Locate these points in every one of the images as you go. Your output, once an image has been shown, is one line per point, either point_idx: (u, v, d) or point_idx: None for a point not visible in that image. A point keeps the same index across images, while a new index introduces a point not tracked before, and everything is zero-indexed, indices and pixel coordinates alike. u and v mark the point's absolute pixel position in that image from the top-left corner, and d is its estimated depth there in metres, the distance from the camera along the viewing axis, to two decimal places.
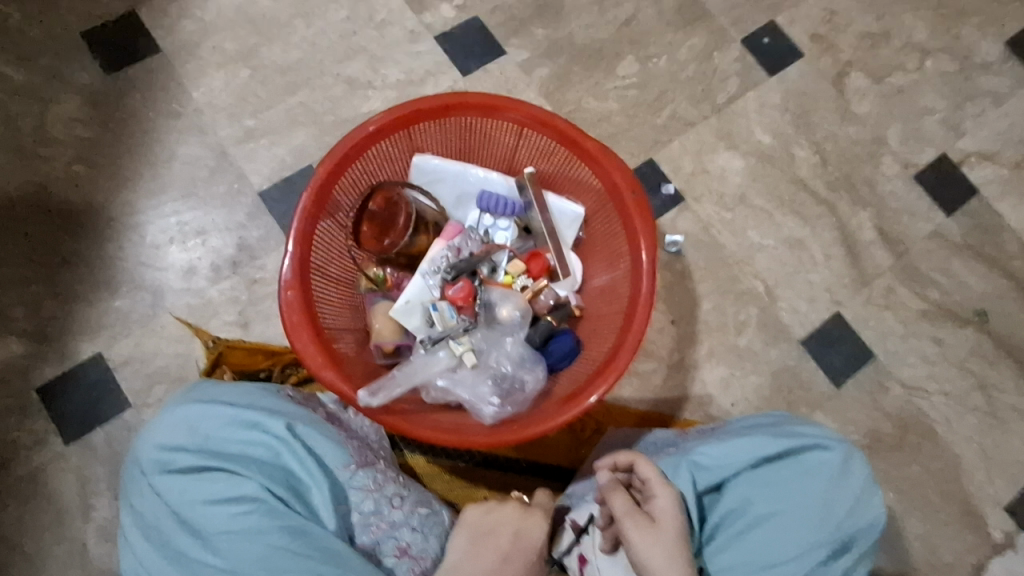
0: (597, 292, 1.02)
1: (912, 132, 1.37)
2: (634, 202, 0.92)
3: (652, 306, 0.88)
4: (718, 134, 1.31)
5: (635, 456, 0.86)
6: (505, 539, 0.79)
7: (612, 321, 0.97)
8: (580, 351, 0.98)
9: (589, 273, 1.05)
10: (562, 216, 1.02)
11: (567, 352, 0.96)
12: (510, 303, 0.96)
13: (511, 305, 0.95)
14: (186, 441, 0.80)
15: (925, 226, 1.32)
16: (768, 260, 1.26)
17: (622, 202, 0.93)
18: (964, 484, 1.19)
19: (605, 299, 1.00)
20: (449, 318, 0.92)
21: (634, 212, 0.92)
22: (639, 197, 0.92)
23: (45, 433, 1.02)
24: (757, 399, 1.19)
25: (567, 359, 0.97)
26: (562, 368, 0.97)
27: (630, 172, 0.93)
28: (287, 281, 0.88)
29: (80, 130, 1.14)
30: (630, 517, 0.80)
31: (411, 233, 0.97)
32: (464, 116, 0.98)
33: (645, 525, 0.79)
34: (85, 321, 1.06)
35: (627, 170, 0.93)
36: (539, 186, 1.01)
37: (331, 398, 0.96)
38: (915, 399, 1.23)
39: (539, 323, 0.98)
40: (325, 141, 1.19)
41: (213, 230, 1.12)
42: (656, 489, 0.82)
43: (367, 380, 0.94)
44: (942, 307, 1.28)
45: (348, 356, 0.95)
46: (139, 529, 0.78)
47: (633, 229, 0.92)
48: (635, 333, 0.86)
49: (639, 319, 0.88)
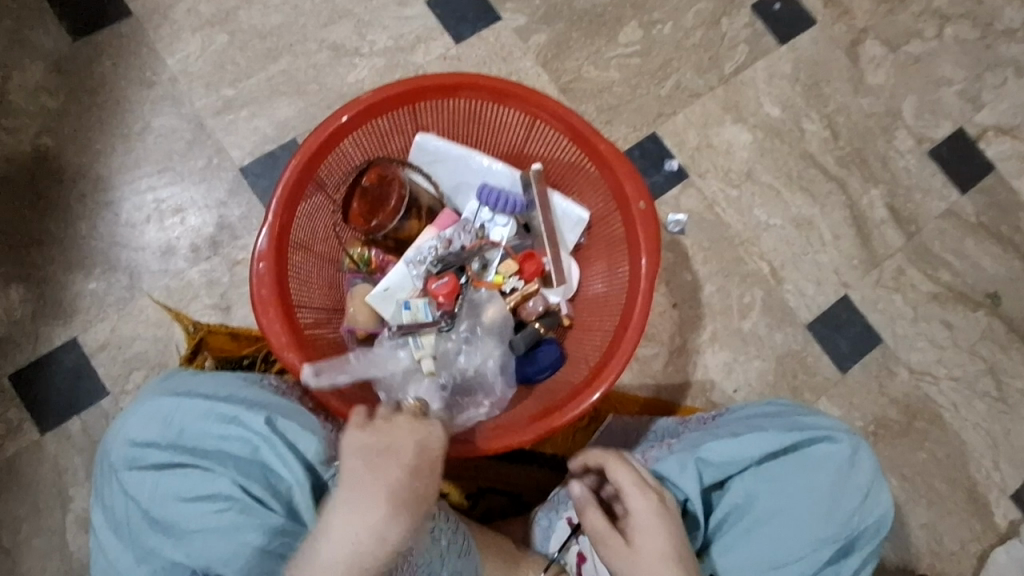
0: (589, 301, 0.98)
1: (929, 104, 1.30)
2: (640, 211, 0.90)
3: (646, 323, 0.85)
4: (725, 106, 1.25)
5: (604, 458, 0.80)
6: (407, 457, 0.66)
7: (603, 332, 0.93)
8: (562, 363, 0.94)
9: (586, 277, 1.01)
10: (562, 219, 0.98)
11: (551, 363, 0.92)
12: (495, 306, 0.91)
13: (494, 308, 0.91)
14: (158, 436, 0.76)
15: (938, 205, 1.27)
16: (774, 240, 1.21)
17: (628, 210, 0.91)
18: (970, 471, 1.17)
19: (598, 310, 0.96)
20: (422, 315, 0.89)
21: (639, 222, 0.89)
22: (645, 206, 0.90)
23: (19, 421, 0.97)
24: (760, 384, 1.15)
25: (549, 370, 0.92)
26: (542, 379, 0.93)
27: (639, 180, 0.90)
28: (260, 252, 0.84)
29: (46, 100, 1.07)
30: (613, 551, 0.74)
31: (401, 216, 0.96)
32: (473, 98, 0.95)
33: (622, 552, 0.73)
34: (58, 304, 1.01)
35: (640, 179, 0.91)
36: (545, 184, 0.97)
37: None
38: (922, 384, 1.19)
39: (525, 329, 0.92)
40: (309, 112, 1.12)
41: (191, 208, 1.06)
42: (630, 498, 0.76)
43: None
44: (953, 290, 1.23)
45: (318, 340, 0.90)
46: (111, 527, 0.75)
47: (636, 238, 0.90)
48: (625, 350, 0.83)
49: (630, 336, 0.84)
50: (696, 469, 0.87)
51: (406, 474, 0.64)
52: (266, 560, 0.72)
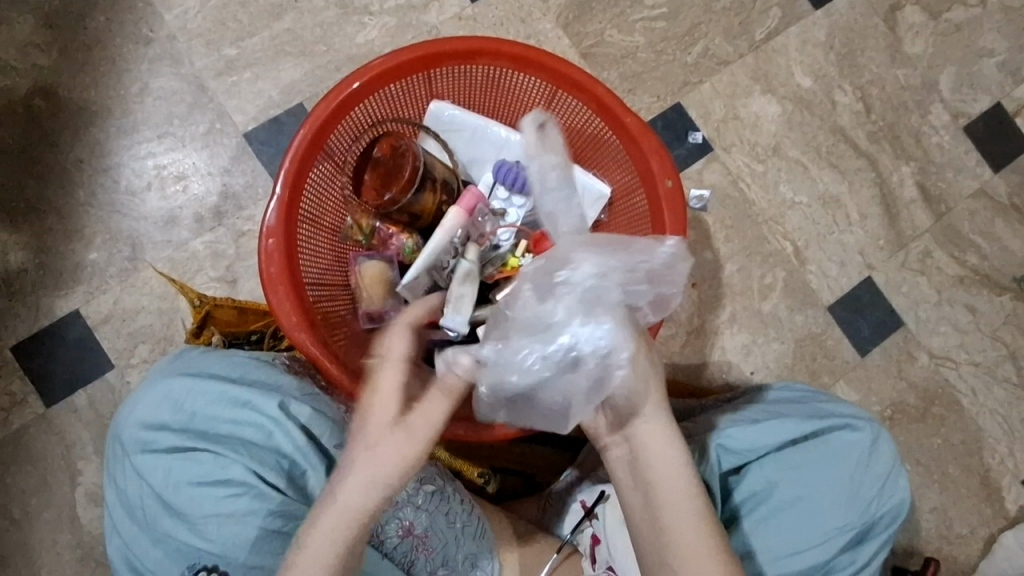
0: None
1: (967, 77, 1.24)
2: (668, 191, 0.86)
3: None
4: (754, 75, 1.18)
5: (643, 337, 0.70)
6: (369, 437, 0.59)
7: None
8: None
9: None
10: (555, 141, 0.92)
11: None
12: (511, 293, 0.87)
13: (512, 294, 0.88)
14: (169, 419, 0.74)
15: (970, 183, 1.22)
16: (799, 219, 1.17)
17: (655, 191, 0.87)
18: (984, 456, 1.15)
19: None
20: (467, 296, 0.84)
21: (666, 204, 0.86)
22: (673, 186, 0.86)
23: (23, 393, 0.95)
24: (778, 366, 1.13)
25: None
26: None
27: (668, 160, 0.86)
28: (269, 227, 0.81)
29: (38, 57, 1.01)
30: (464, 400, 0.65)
31: (416, 190, 0.87)
32: (492, 65, 0.90)
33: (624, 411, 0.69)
34: (58, 274, 0.98)
35: (665, 155, 0.87)
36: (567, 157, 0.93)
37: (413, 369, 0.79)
38: (942, 368, 1.17)
39: None
40: (317, 75, 1.06)
41: (194, 175, 1.02)
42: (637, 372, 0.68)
43: (344, 348, 0.88)
44: (980, 272, 1.19)
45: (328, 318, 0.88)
46: (123, 509, 0.74)
47: (662, 221, 0.86)
48: None
49: None
50: (716, 455, 0.86)
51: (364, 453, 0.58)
52: (281, 545, 0.70)
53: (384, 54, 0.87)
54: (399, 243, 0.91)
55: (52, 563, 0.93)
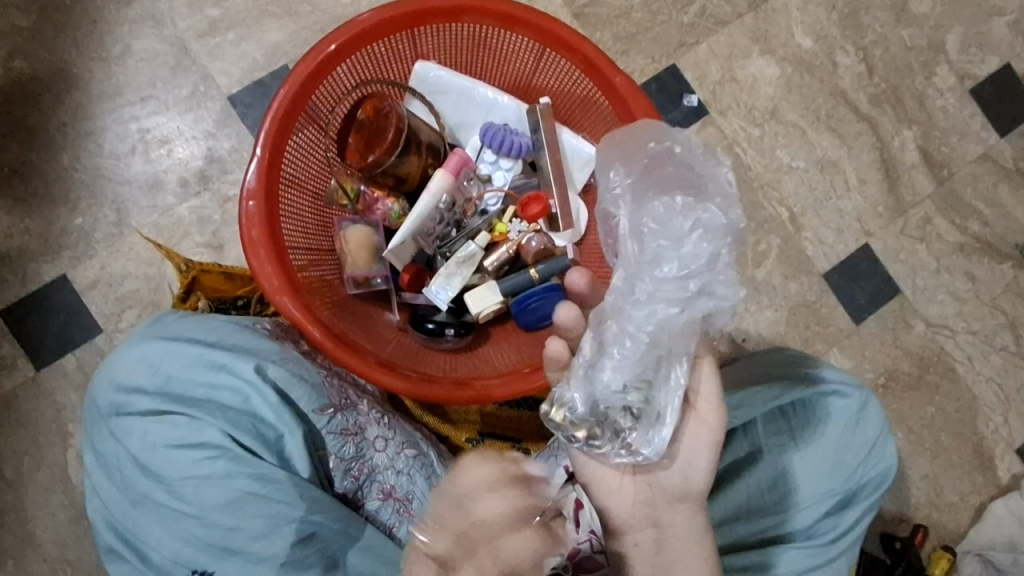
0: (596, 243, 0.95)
1: (976, 37, 1.19)
2: None
3: None
4: (752, 36, 1.15)
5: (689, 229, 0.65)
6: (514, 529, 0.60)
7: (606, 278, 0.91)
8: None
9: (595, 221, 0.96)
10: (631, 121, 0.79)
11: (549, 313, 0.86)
12: (495, 256, 0.91)
13: (495, 257, 0.91)
14: (144, 382, 0.74)
15: (974, 148, 1.18)
16: (796, 184, 1.14)
17: None
18: (977, 425, 1.14)
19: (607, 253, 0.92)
20: (467, 250, 0.90)
21: None
22: None
23: (13, 357, 0.96)
24: (771, 334, 1.12)
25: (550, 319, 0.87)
26: (544, 327, 0.88)
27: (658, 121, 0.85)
28: (250, 189, 0.80)
29: (17, 18, 0.99)
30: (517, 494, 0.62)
31: (400, 152, 0.86)
32: (477, 24, 0.89)
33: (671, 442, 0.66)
34: (44, 240, 0.98)
35: (654, 115, 0.85)
36: (553, 119, 0.92)
37: (443, 297, 0.88)
38: (938, 337, 1.15)
39: (521, 274, 0.89)
40: (302, 37, 1.03)
41: (179, 139, 1.00)
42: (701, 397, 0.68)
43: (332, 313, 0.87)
44: (981, 240, 1.17)
45: (313, 283, 0.87)
46: (102, 472, 0.75)
47: None
48: None
49: None
50: None
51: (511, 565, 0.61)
52: (260, 505, 0.71)
53: (365, 13, 0.85)
54: (385, 209, 0.90)
55: (46, 522, 0.95)
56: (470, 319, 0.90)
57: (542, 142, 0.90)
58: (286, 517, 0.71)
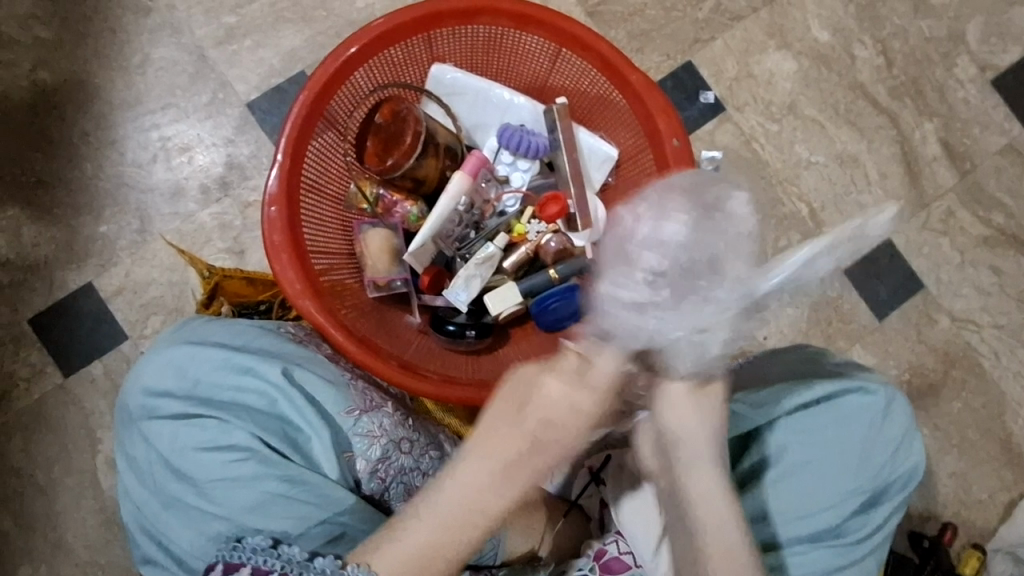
0: None
1: (996, 27, 1.17)
2: (675, 150, 0.85)
3: None
4: (768, 30, 1.14)
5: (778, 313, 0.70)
6: (533, 414, 0.67)
7: None
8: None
9: None
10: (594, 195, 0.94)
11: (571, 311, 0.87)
12: (514, 258, 0.92)
13: (515, 257, 0.92)
14: (174, 386, 0.76)
15: (997, 140, 1.16)
16: (815, 179, 1.13)
17: (662, 151, 0.86)
18: (1006, 421, 1.12)
19: None
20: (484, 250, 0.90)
21: (673, 163, 0.85)
22: (680, 145, 0.85)
23: (42, 364, 0.98)
24: (792, 331, 1.11)
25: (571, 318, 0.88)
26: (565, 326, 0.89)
27: (675, 118, 0.85)
28: (271, 196, 0.81)
29: (40, 30, 1.01)
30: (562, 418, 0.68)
31: (418, 155, 0.87)
32: (492, 25, 0.89)
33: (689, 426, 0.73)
34: (70, 249, 0.99)
35: (671, 113, 0.86)
36: (570, 119, 0.93)
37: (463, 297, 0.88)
38: (964, 333, 1.13)
39: (540, 273, 0.90)
40: (318, 42, 1.03)
41: (199, 146, 1.01)
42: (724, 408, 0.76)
43: (355, 317, 0.87)
44: (1006, 232, 1.15)
45: (335, 287, 0.87)
46: (134, 475, 0.76)
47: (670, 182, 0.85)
48: None
49: None
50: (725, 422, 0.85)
51: (477, 453, 0.66)
52: (288, 508, 0.71)
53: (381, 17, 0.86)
54: (404, 211, 0.91)
55: (77, 527, 0.97)
56: (489, 321, 0.90)
57: (559, 142, 0.91)
58: (313, 519, 0.71)
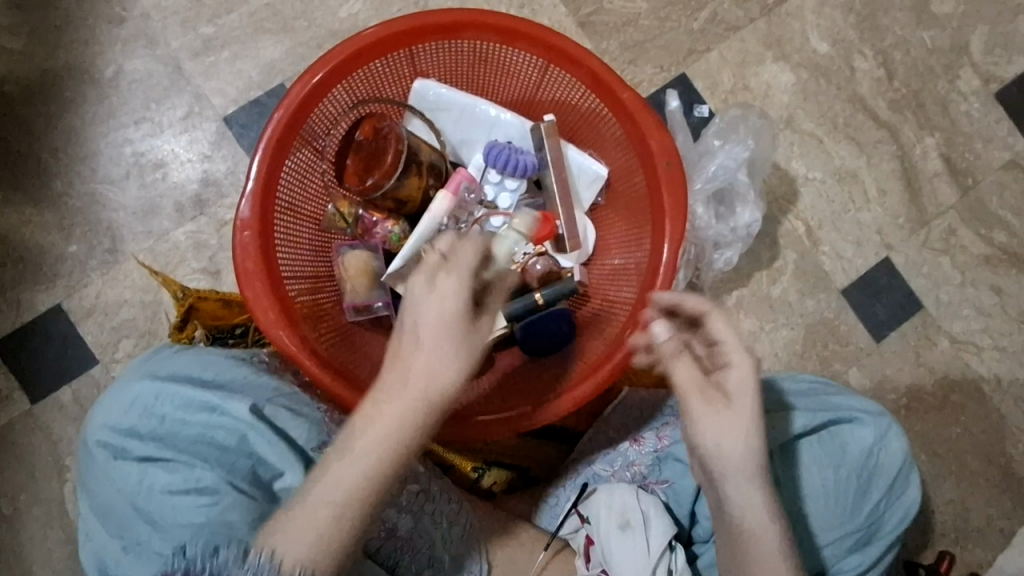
0: (607, 272, 0.92)
1: (1001, 37, 1.13)
2: (667, 174, 0.81)
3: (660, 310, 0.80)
4: (766, 41, 1.10)
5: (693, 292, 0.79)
6: (421, 312, 0.62)
7: (616, 308, 0.88)
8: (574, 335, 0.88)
9: (603, 244, 0.94)
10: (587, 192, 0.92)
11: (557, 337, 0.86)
12: None
13: None
14: (139, 424, 0.72)
15: (1001, 155, 1.13)
16: (813, 196, 1.10)
17: (654, 173, 0.83)
18: (1006, 446, 1.09)
19: (614, 282, 0.90)
20: None
21: (665, 188, 0.81)
22: (672, 168, 0.81)
23: (9, 390, 0.95)
24: (788, 354, 1.08)
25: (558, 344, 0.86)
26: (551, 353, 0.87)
27: (668, 139, 0.81)
28: (243, 220, 0.78)
29: (8, 41, 0.97)
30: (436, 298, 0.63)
31: (399, 174, 0.82)
32: (478, 39, 0.85)
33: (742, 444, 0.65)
34: (39, 268, 0.96)
35: (665, 135, 0.81)
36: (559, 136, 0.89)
37: None
38: (962, 355, 1.10)
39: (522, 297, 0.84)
40: (299, 54, 0.99)
41: (174, 162, 0.98)
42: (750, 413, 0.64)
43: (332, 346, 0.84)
44: (1008, 251, 1.11)
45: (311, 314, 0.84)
46: (95, 519, 0.72)
47: (661, 208, 0.82)
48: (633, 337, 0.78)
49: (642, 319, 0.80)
50: None
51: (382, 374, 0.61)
52: None
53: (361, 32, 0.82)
54: (384, 231, 0.87)
55: (44, 559, 0.93)
56: None
57: (547, 162, 0.88)
58: None
